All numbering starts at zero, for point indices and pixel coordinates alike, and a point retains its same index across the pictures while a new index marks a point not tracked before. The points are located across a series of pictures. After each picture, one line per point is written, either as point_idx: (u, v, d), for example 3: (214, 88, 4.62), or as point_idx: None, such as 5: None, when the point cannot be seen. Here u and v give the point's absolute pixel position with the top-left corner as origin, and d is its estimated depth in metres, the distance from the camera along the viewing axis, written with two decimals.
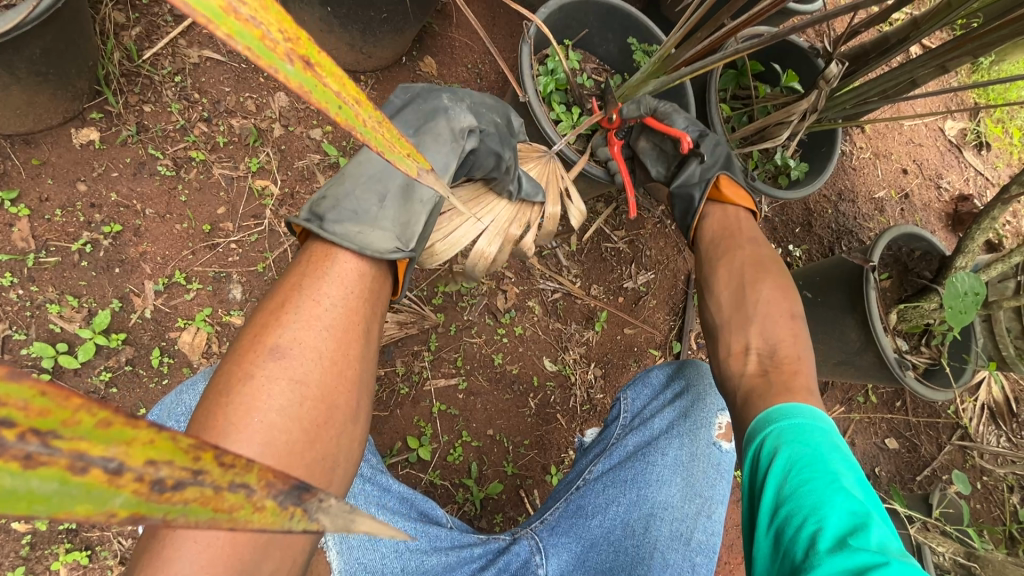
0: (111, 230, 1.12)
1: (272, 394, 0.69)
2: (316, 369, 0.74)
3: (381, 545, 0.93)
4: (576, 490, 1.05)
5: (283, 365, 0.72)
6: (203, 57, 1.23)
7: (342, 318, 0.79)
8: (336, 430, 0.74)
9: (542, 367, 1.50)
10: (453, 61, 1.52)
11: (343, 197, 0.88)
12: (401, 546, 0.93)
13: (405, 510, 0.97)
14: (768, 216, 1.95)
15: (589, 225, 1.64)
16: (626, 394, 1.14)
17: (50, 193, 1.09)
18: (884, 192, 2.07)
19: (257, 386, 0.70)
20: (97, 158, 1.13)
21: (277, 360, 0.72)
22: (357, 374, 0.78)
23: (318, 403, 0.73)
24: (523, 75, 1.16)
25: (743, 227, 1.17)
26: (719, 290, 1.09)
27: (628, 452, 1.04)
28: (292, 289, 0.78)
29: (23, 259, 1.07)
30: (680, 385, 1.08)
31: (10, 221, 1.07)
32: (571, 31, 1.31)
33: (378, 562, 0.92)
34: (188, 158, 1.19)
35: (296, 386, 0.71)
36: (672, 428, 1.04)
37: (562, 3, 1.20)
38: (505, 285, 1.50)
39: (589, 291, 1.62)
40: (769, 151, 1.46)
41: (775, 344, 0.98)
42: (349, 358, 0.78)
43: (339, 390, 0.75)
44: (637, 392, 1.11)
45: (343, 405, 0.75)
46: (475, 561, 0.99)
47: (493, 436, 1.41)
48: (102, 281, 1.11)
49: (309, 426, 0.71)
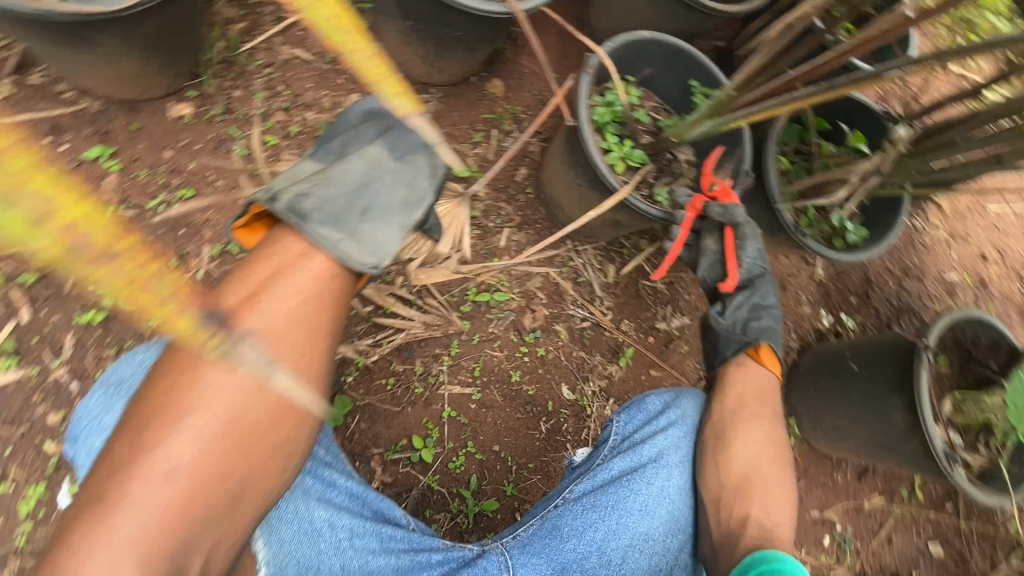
0: (183, 194, 1.23)
1: (206, 390, 0.81)
2: (289, 349, 0.89)
3: (322, 540, 0.93)
4: (553, 508, 1.01)
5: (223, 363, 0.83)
6: (293, 55, 1.36)
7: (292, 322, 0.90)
8: (273, 423, 0.86)
9: (559, 393, 1.48)
10: (519, 86, 1.60)
11: (319, 194, 1.00)
12: (343, 544, 0.94)
13: (356, 507, 1.00)
14: (822, 281, 1.86)
15: (629, 260, 1.64)
16: (618, 417, 1.10)
17: (140, 154, 1.22)
18: (956, 275, 1.93)
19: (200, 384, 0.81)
20: (185, 130, 1.25)
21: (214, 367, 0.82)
22: (303, 365, 0.91)
23: (256, 399, 0.84)
24: (580, 101, 1.19)
25: (765, 397, 1.16)
26: (736, 451, 1.06)
27: (613, 476, 1.02)
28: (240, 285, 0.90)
29: (105, 208, 1.18)
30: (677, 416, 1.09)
31: (102, 173, 1.19)
32: (635, 68, 1.34)
33: (315, 557, 0.92)
34: (262, 141, 1.30)
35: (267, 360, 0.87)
36: (659, 456, 1.04)
37: (628, 40, 1.24)
38: (535, 304, 1.51)
39: (620, 326, 1.60)
40: (827, 211, 1.41)
41: (772, 526, 1.00)
42: (304, 357, 0.91)
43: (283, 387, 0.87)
44: (632, 416, 1.08)
45: (285, 403, 0.87)
46: (433, 567, 0.99)
47: (498, 453, 1.39)
48: (166, 239, 1.21)
49: (240, 428, 0.82)
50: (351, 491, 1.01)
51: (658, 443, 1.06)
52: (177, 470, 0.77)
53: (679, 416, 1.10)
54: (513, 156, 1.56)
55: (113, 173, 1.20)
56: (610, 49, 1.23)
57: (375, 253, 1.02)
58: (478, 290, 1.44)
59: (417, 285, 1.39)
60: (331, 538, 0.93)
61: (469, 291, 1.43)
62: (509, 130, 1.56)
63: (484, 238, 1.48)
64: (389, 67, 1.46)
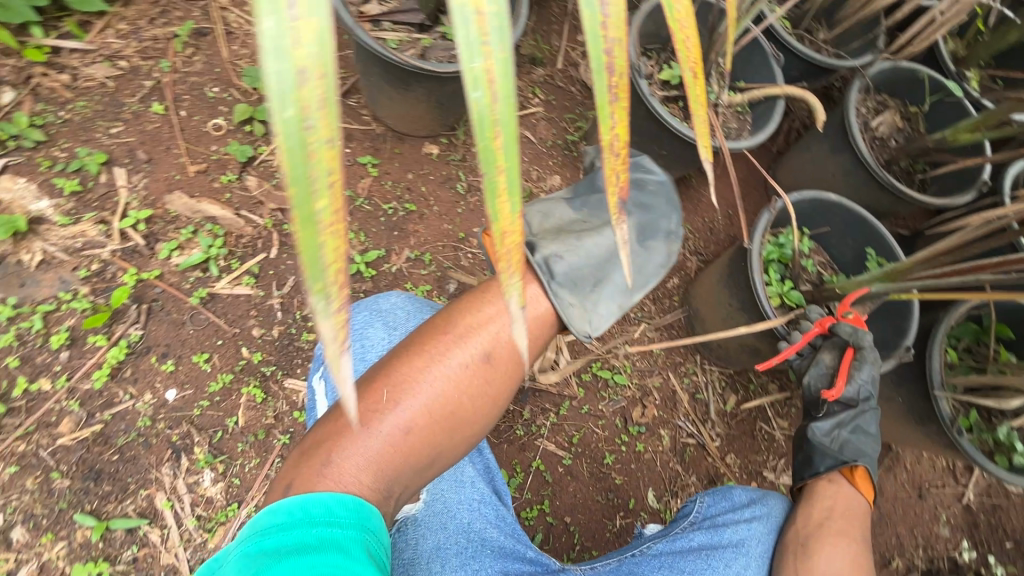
0: (409, 207, 1.55)
1: (399, 413, 0.77)
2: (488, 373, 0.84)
3: (463, 491, 0.87)
4: (631, 555, 0.98)
5: (421, 390, 0.79)
6: (522, 135, 1.72)
7: (488, 362, 0.84)
8: (448, 448, 0.82)
9: (645, 495, 1.47)
10: (695, 210, 1.78)
11: (574, 257, 0.90)
12: (477, 502, 0.87)
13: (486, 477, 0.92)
14: (968, 506, 1.66)
15: (752, 397, 1.63)
16: (702, 498, 1.07)
17: (392, 170, 1.57)
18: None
19: (388, 403, 0.77)
20: (429, 164, 1.60)
21: (419, 389, 0.79)
22: (480, 405, 0.83)
23: (433, 430, 0.79)
24: (756, 231, 1.32)
25: (855, 523, 1.01)
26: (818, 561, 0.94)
27: (690, 546, 0.97)
28: (448, 328, 0.84)
29: (354, 199, 1.51)
30: (763, 512, 1.03)
31: (364, 174, 1.54)
32: (814, 223, 1.45)
33: (452, 504, 0.85)
34: (478, 188, 1.61)
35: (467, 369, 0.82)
36: (737, 539, 0.99)
37: (816, 197, 1.36)
38: (648, 401, 1.55)
39: (725, 456, 1.56)
40: (994, 423, 1.32)
41: None
42: (494, 382, 0.84)
43: (465, 418, 0.82)
44: (715, 497, 1.05)
45: (458, 434, 0.82)
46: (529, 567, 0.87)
47: (567, 525, 1.40)
48: (383, 235, 1.51)
49: (409, 450, 0.77)
50: (485, 464, 0.94)
51: (739, 528, 1.00)
52: (378, 461, 0.75)
53: (764, 512, 1.04)
54: (670, 264, 1.70)
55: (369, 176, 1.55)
56: (794, 200, 1.36)
57: (599, 324, 0.89)
58: (602, 367, 1.54)
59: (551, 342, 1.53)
60: (471, 491, 0.88)
61: (593, 364, 1.54)
62: None
63: (623, 324, 1.60)
64: None
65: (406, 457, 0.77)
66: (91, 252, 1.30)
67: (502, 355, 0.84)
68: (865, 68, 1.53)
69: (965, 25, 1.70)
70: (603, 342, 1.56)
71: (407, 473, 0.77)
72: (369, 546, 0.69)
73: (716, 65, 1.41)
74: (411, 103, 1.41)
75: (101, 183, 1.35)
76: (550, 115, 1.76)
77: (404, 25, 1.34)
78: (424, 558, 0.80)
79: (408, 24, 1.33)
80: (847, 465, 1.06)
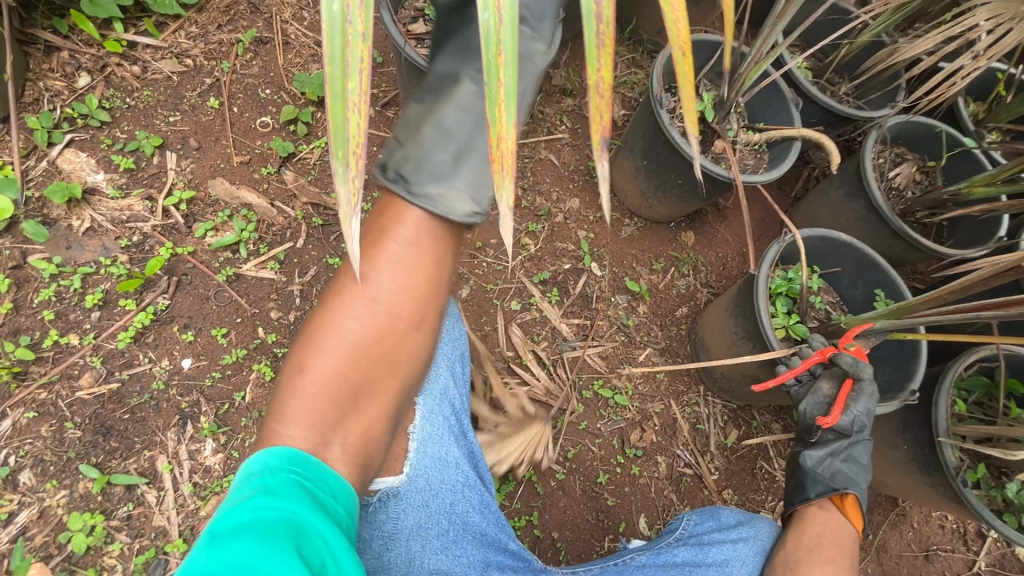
0: None
1: (315, 373, 0.70)
2: (390, 298, 0.73)
3: (450, 471, 0.86)
4: (614, 562, 0.96)
5: (348, 323, 0.72)
6: (546, 158, 1.80)
7: (410, 274, 0.74)
8: (382, 391, 0.75)
9: (637, 520, 1.45)
10: (708, 244, 1.82)
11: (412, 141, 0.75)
12: (461, 483, 0.86)
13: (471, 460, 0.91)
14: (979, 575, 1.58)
15: (754, 433, 1.61)
16: (688, 516, 1.05)
17: None
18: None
19: (318, 354, 0.71)
20: None
21: (342, 328, 0.72)
22: (401, 339, 0.75)
23: (359, 375, 0.72)
24: (764, 262, 1.34)
25: (846, 552, 0.98)
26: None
27: (674, 561, 0.95)
28: (332, 297, 0.74)
29: None
30: (752, 535, 1.01)
31: None
32: (824, 262, 1.46)
33: (438, 483, 0.84)
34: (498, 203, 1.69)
35: (372, 312, 0.73)
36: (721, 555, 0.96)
37: (827, 235, 1.39)
38: (647, 425, 1.55)
39: (721, 490, 1.54)
40: (1002, 481, 1.28)
41: None
42: (403, 312, 0.74)
43: (387, 358, 0.74)
44: (703, 516, 1.03)
45: (390, 370, 0.75)
46: (505, 555, 0.88)
47: (554, 541, 1.38)
48: None
49: (354, 405, 0.72)
50: (471, 448, 0.93)
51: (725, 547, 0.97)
52: (319, 412, 0.70)
53: (752, 535, 1.01)
54: (680, 293, 1.73)
55: None
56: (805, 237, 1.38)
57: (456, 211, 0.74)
58: (603, 387, 1.55)
59: (555, 355, 1.55)
60: (457, 472, 0.86)
61: (595, 382, 1.55)
62: (685, 272, 1.76)
63: (628, 346, 1.62)
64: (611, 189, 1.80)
65: (340, 418, 0.71)
66: (133, 224, 1.39)
67: (410, 282, 0.74)
68: (882, 119, 1.58)
69: (984, 89, 1.75)
70: (607, 361, 1.58)
71: (351, 430, 0.72)
72: (311, 493, 0.62)
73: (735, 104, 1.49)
74: None
75: (152, 164, 1.47)
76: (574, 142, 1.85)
77: None
78: (404, 535, 0.81)
79: None
80: (838, 494, 1.05)
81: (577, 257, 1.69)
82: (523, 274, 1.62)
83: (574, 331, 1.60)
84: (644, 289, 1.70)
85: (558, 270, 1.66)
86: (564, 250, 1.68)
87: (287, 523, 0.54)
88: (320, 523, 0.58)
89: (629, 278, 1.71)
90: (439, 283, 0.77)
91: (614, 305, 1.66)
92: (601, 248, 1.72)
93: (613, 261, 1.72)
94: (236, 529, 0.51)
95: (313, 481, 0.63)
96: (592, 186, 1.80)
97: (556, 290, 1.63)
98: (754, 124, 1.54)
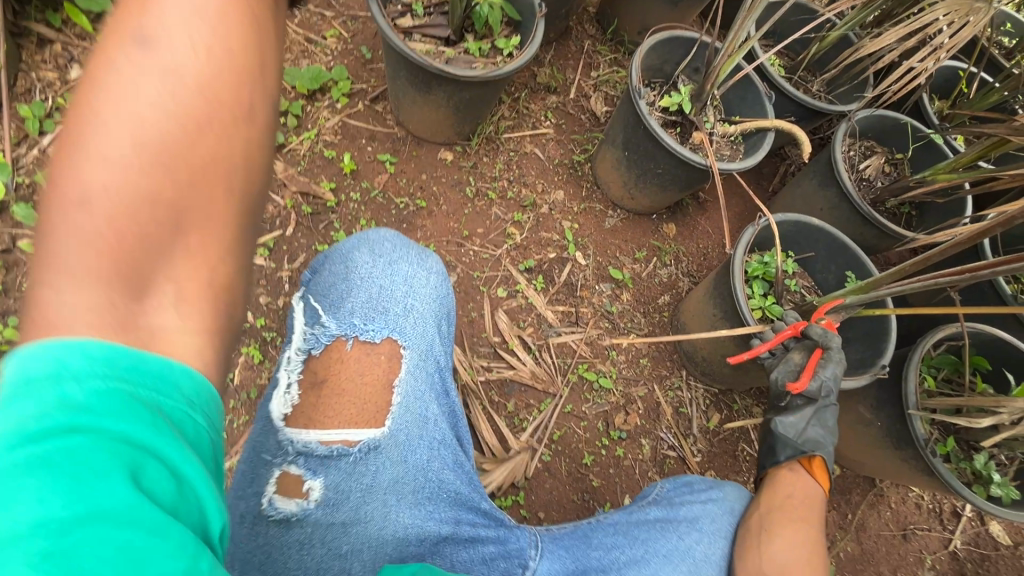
0: (419, 204, 1.66)
1: (84, 202, 0.43)
2: (196, 69, 0.48)
3: (429, 426, 0.88)
4: (590, 521, 1.01)
5: (101, 134, 0.45)
6: (532, 151, 1.84)
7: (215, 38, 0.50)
8: (203, 223, 0.49)
9: (622, 501, 1.47)
10: (689, 235, 1.88)
11: None
12: (440, 439, 0.89)
13: (451, 419, 0.94)
14: (955, 553, 1.62)
15: (735, 417, 1.65)
16: (662, 484, 1.09)
17: (408, 171, 1.70)
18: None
19: (72, 165, 0.44)
20: (442, 168, 1.73)
21: (98, 134, 0.44)
22: (225, 119, 0.50)
23: (162, 192, 0.46)
24: (740, 245, 1.40)
25: (812, 508, 1.03)
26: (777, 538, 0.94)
27: (645, 518, 0.98)
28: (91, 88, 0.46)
29: (370, 192, 1.64)
30: (722, 495, 1.04)
31: (381, 171, 1.67)
32: (798, 248, 1.52)
33: (418, 437, 0.86)
34: (484, 194, 1.73)
35: (169, 86, 0.47)
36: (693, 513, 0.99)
37: (799, 220, 1.45)
38: (631, 408, 1.58)
39: (704, 472, 1.57)
40: (971, 454, 1.33)
41: None
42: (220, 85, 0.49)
43: (209, 150, 0.49)
44: (675, 481, 1.07)
45: (219, 168, 0.50)
46: (478, 512, 0.91)
47: (541, 522, 1.40)
48: (393, 226, 1.62)
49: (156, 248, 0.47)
50: (451, 408, 0.96)
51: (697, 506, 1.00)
52: (119, 248, 0.45)
53: (722, 496, 1.04)
54: (662, 282, 1.78)
55: (386, 173, 1.67)
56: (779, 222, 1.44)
57: None
58: (588, 371, 1.59)
59: (541, 341, 1.59)
60: (436, 427, 0.89)
61: (580, 367, 1.58)
62: (667, 262, 1.81)
63: (612, 332, 1.66)
64: (594, 182, 1.85)
65: (158, 257, 0.46)
66: None
67: (224, 51, 0.50)
68: (851, 113, 1.65)
69: (947, 87, 1.84)
70: (592, 346, 1.62)
71: (188, 271, 0.48)
72: (153, 404, 0.43)
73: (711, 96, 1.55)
74: (431, 106, 1.55)
75: None
76: (559, 136, 1.90)
77: (432, 37, 1.50)
78: (382, 487, 0.81)
79: (435, 37, 1.50)
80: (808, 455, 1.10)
81: (563, 246, 1.73)
82: (509, 263, 1.66)
83: (559, 318, 1.64)
84: (628, 277, 1.75)
85: (543, 259, 1.70)
86: (550, 240, 1.73)
87: (116, 445, 0.39)
88: (168, 447, 0.42)
89: (613, 266, 1.75)
90: (264, 64, 0.53)
91: (599, 292, 1.70)
92: (586, 238, 1.77)
93: (597, 251, 1.76)
94: (48, 463, 0.36)
95: (151, 383, 0.43)
96: (576, 179, 1.85)
97: (542, 278, 1.67)
98: (730, 116, 1.61)
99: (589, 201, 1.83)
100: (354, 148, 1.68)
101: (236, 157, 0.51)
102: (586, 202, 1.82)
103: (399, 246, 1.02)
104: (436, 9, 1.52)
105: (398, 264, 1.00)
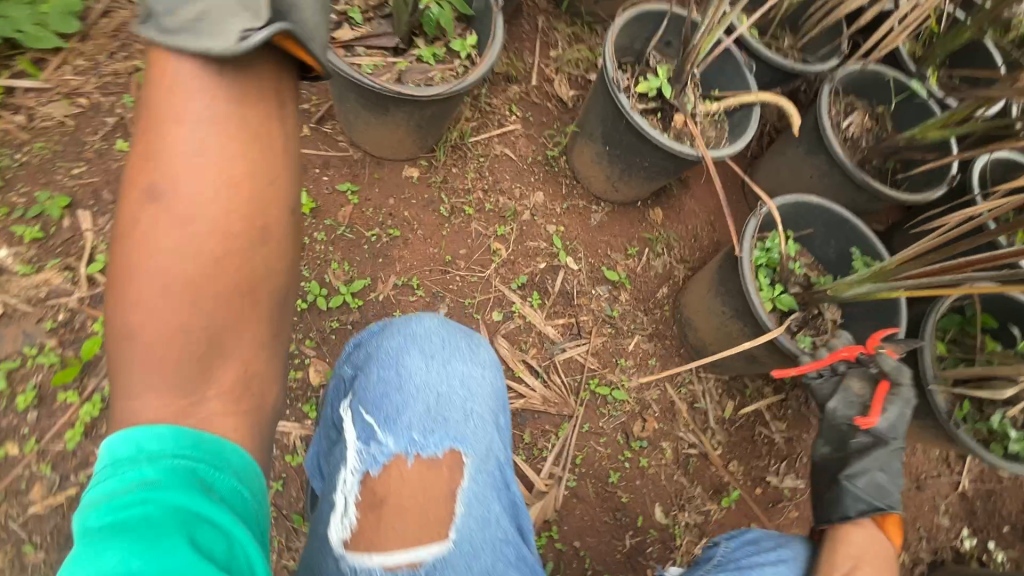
0: (392, 234, 1.51)
1: (138, 335, 0.63)
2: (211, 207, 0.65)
3: (492, 528, 0.79)
4: None
5: (149, 258, 0.64)
6: (503, 152, 1.70)
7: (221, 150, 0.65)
8: (234, 342, 0.68)
9: (653, 512, 1.45)
10: (677, 217, 1.79)
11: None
12: (505, 540, 0.79)
13: (511, 514, 0.84)
14: (966, 494, 1.69)
15: (748, 401, 1.63)
16: (724, 543, 1.06)
17: (373, 197, 1.54)
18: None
19: (119, 317, 0.63)
20: (409, 188, 1.57)
21: (138, 285, 0.63)
22: (223, 244, 0.66)
23: (195, 321, 0.65)
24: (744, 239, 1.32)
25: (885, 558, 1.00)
26: None
27: None
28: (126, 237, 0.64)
29: (336, 228, 1.47)
30: (788, 550, 1.02)
31: (343, 203, 1.50)
32: (797, 226, 1.46)
33: (480, 546, 0.77)
34: (461, 210, 1.59)
35: (184, 225, 0.64)
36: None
37: (798, 200, 1.38)
38: (647, 414, 1.54)
39: (728, 464, 1.55)
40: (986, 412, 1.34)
41: None
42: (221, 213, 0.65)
43: (230, 267, 0.67)
44: (738, 540, 1.05)
45: (234, 282, 0.67)
46: None
47: (577, 551, 1.37)
48: (368, 263, 1.47)
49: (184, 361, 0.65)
50: (511, 499, 0.85)
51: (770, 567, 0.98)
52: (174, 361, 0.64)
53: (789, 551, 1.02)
54: (659, 274, 1.70)
55: (350, 204, 1.51)
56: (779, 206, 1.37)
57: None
58: (599, 384, 1.52)
59: (547, 361, 1.51)
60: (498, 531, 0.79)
61: (591, 383, 1.52)
62: (660, 252, 1.73)
63: (617, 338, 1.59)
64: (573, 177, 1.73)
65: (197, 380, 0.65)
66: (56, 301, 1.22)
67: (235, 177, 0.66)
68: (832, 73, 1.57)
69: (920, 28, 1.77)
70: (599, 357, 1.55)
71: (221, 381, 0.67)
72: (205, 479, 0.57)
73: (691, 76, 1.44)
74: (389, 127, 1.38)
75: (63, 228, 1.28)
76: (528, 131, 1.75)
77: (378, 49, 1.31)
78: None
79: (381, 47, 1.31)
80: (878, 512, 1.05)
81: (552, 254, 1.63)
82: (500, 282, 1.55)
83: (561, 333, 1.55)
84: (624, 275, 1.67)
85: (534, 272, 1.59)
86: (538, 249, 1.62)
87: (176, 514, 0.52)
88: (221, 515, 0.55)
89: (607, 267, 1.66)
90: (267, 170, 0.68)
91: (597, 298, 1.62)
92: (575, 241, 1.67)
93: (588, 253, 1.67)
94: (122, 528, 0.50)
95: (210, 472, 0.58)
96: (554, 176, 1.72)
97: (536, 293, 1.57)
98: (712, 93, 1.50)
99: (572, 199, 1.71)
100: (308, 181, 1.50)
101: (232, 283, 0.67)
102: (569, 201, 1.71)
103: (448, 338, 0.89)
104: (377, 14, 1.32)
105: (452, 361, 0.87)
